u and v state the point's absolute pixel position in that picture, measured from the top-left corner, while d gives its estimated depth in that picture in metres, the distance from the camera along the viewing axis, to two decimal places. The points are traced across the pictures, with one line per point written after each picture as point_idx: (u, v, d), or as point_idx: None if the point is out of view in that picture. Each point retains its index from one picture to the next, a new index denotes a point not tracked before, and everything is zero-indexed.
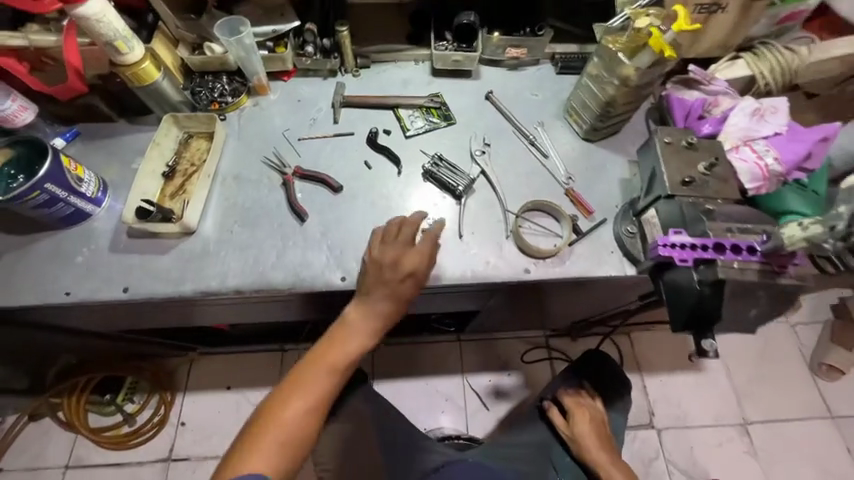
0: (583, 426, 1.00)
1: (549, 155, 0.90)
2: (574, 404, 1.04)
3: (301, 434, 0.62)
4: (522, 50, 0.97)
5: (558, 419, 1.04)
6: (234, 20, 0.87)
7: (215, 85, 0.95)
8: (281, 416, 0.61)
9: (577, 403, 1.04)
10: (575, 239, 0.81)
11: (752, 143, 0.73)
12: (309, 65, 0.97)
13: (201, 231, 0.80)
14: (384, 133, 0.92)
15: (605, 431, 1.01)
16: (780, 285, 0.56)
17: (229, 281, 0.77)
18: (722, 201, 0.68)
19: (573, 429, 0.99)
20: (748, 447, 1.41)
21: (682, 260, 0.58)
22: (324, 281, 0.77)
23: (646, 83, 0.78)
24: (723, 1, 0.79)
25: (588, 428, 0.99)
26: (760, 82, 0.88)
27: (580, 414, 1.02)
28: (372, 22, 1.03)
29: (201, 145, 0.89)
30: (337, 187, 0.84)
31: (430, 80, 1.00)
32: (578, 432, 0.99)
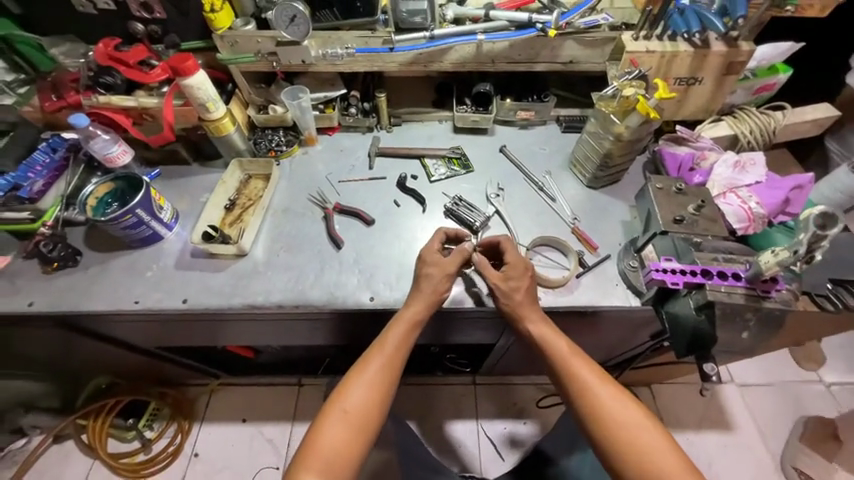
0: (519, 281, 0.80)
1: (556, 199, 1.02)
2: (516, 263, 0.81)
3: (366, 411, 0.69)
4: (530, 113, 1.14)
5: (494, 281, 0.81)
6: (295, 88, 1.09)
7: (273, 137, 1.14)
8: (343, 392, 0.70)
9: (519, 266, 0.81)
10: (582, 271, 0.89)
11: (736, 190, 0.83)
12: (351, 123, 1.17)
13: (252, 254, 0.94)
14: (412, 178, 1.08)
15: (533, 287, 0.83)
16: (766, 308, 0.63)
17: (272, 297, 0.88)
18: (712, 237, 0.76)
19: (510, 284, 0.79)
20: None
21: (674, 283, 0.66)
22: (354, 300, 0.87)
23: (637, 139, 0.91)
24: (700, 75, 0.95)
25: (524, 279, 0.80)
26: (743, 140, 1.00)
27: (521, 279, 0.80)
28: (405, 91, 1.24)
29: (258, 184, 1.06)
30: (370, 220, 0.98)
31: (452, 136, 1.17)
32: (511, 287, 0.79)
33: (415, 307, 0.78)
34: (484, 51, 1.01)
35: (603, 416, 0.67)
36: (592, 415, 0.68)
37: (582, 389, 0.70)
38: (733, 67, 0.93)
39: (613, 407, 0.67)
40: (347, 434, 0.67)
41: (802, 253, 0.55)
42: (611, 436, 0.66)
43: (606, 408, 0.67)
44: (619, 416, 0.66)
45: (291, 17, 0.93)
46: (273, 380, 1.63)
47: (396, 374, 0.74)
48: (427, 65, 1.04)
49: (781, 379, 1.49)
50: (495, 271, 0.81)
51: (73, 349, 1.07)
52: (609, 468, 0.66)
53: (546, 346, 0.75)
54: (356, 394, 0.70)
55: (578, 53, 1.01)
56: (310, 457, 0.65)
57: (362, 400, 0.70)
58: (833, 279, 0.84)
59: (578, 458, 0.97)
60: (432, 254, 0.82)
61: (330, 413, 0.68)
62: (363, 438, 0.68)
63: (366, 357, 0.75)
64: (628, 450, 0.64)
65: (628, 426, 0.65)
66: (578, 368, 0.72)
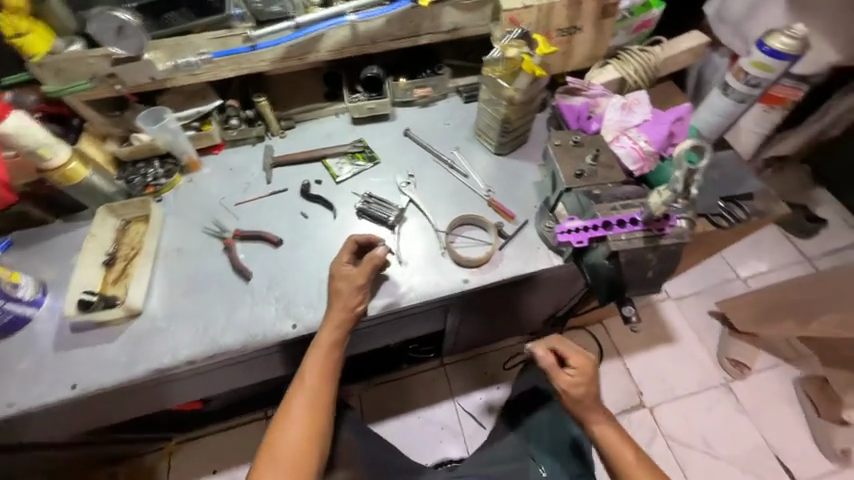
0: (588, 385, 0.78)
1: (468, 174, 1.00)
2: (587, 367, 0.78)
3: (302, 454, 0.65)
4: (427, 89, 1.09)
5: (563, 384, 0.79)
6: (157, 109, 0.95)
7: (147, 170, 0.99)
8: (272, 444, 0.65)
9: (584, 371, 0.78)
10: (504, 243, 0.89)
11: (627, 132, 0.85)
12: (237, 136, 1.04)
13: (147, 311, 0.82)
14: (316, 183, 0.99)
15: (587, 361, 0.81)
16: (664, 244, 0.65)
17: (181, 353, 0.78)
18: (613, 184, 0.77)
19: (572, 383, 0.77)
20: (739, 405, 1.42)
21: (579, 242, 0.66)
22: (276, 332, 0.80)
23: (528, 100, 0.90)
24: (578, 23, 0.95)
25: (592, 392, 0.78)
26: (630, 81, 1.02)
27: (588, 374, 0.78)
28: (291, 88, 1.13)
29: (139, 228, 0.92)
30: (278, 240, 0.89)
31: (352, 129, 1.09)
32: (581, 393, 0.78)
33: (330, 327, 0.75)
34: (361, 32, 0.92)
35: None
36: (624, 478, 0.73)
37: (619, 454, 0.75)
38: (606, 10, 0.94)
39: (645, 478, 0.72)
40: None
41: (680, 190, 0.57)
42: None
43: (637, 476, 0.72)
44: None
45: (117, 28, 0.78)
46: (235, 423, 1.52)
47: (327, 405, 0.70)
48: (303, 57, 0.94)
49: (708, 286, 1.63)
50: (567, 379, 0.77)
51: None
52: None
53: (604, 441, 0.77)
54: (287, 437, 0.66)
55: (459, 19, 0.96)
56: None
57: (295, 444, 0.65)
58: (724, 196, 0.90)
59: (540, 415, 1.05)
60: (344, 264, 0.78)
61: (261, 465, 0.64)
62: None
63: (288, 398, 0.70)
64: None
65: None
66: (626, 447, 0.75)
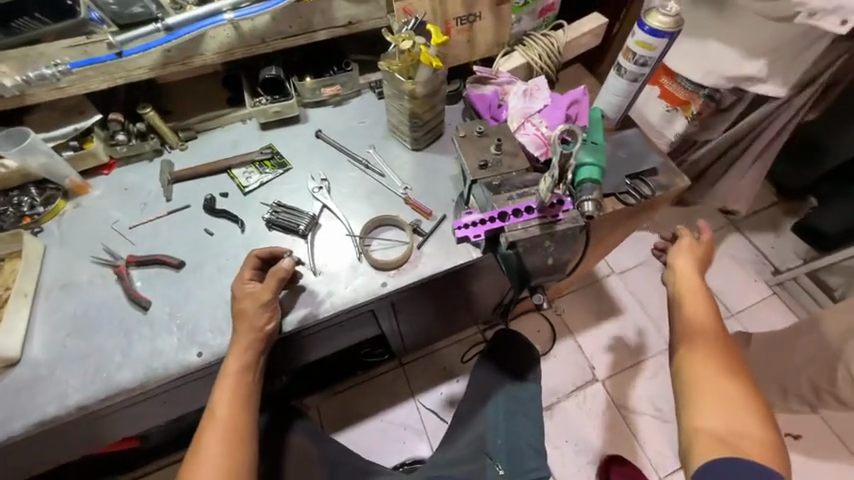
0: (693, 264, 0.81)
1: (385, 172, 0.97)
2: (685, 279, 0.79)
3: None
4: (336, 87, 1.04)
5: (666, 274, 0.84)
6: (20, 130, 0.84)
7: (22, 199, 0.89)
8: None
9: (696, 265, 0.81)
10: (422, 241, 0.87)
11: (531, 118, 0.85)
12: (128, 152, 0.95)
13: (28, 356, 0.73)
14: (222, 196, 0.93)
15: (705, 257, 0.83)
16: (561, 229, 0.65)
17: (69, 400, 0.70)
18: (517, 171, 0.77)
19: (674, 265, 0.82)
20: None
21: (477, 236, 0.65)
22: (180, 363, 0.73)
23: (432, 92, 0.88)
24: (476, 11, 0.94)
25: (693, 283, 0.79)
26: (536, 66, 1.03)
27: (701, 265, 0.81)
28: (189, 96, 1.05)
29: (15, 265, 0.82)
30: (177, 263, 0.82)
31: (261, 134, 1.03)
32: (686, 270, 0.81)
33: (237, 350, 0.70)
34: (247, 31, 0.87)
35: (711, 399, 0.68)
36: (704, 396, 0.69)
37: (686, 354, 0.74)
38: None
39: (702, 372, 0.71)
40: None
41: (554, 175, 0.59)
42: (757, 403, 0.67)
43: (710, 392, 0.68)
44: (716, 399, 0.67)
45: None
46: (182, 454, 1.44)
47: (244, 436, 0.66)
48: (186, 62, 0.87)
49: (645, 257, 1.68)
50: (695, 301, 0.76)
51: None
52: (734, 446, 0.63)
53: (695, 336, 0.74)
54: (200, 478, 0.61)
55: (354, 12, 0.92)
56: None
57: None
58: (630, 174, 0.93)
59: (492, 404, 1.07)
60: (247, 281, 0.74)
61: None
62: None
63: (199, 439, 0.65)
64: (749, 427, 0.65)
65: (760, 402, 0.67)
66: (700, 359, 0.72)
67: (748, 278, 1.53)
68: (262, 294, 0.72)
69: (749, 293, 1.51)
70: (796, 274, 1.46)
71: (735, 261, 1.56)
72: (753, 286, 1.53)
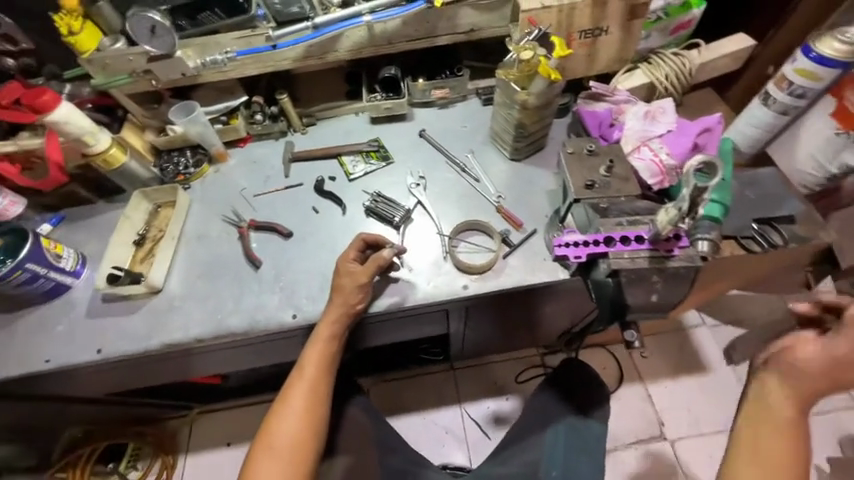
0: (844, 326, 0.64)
1: (480, 178, 0.98)
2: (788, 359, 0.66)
3: (300, 439, 0.71)
4: (445, 90, 1.08)
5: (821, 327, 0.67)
6: (188, 102, 1.01)
7: (179, 159, 1.07)
8: (271, 428, 0.72)
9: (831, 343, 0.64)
10: (508, 251, 0.86)
11: (649, 142, 0.79)
12: (261, 130, 1.10)
13: (167, 288, 0.89)
14: (330, 179, 1.02)
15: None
16: (673, 267, 0.60)
17: (192, 331, 0.83)
18: (625, 197, 0.73)
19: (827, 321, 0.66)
20: None
21: (577, 257, 0.63)
22: (278, 320, 0.83)
23: (545, 104, 0.87)
24: (604, 25, 0.90)
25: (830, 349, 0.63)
26: (660, 87, 0.96)
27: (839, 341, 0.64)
28: (315, 87, 1.17)
29: (168, 212, 1.00)
30: (287, 232, 0.93)
31: (370, 127, 1.11)
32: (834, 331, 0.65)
33: (331, 321, 0.77)
34: (379, 33, 0.94)
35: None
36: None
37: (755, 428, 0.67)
38: (635, 11, 0.89)
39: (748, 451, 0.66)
40: (286, 464, 0.69)
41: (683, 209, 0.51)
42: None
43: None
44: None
45: (151, 28, 0.85)
46: (250, 400, 1.62)
47: (322, 398, 0.75)
48: (322, 56, 0.97)
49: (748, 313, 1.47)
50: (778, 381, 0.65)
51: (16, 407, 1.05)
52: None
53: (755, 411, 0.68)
54: (284, 422, 0.72)
55: (478, 20, 0.94)
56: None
57: (291, 431, 0.71)
58: (757, 219, 0.82)
59: (553, 432, 1.02)
60: (350, 260, 0.79)
61: (260, 443, 0.71)
62: (298, 466, 0.70)
63: (288, 391, 0.75)
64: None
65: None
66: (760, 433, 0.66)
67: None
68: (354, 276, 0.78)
69: None
70: None
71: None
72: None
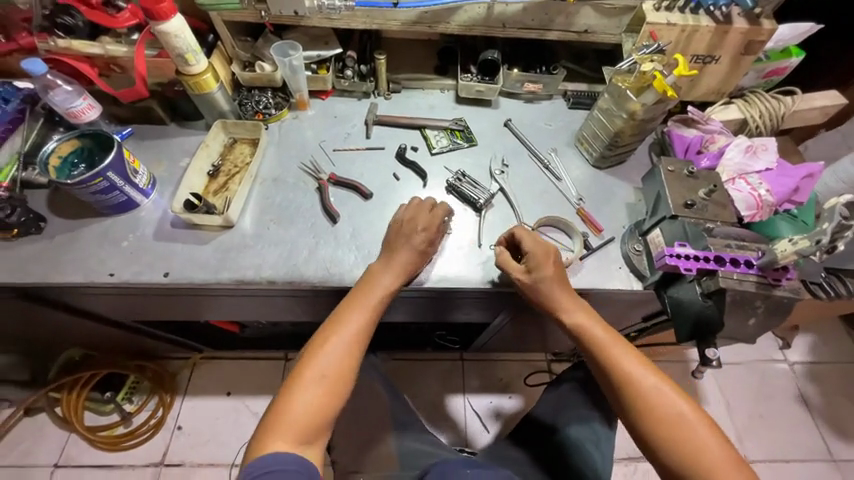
0: (547, 268, 0.76)
1: (562, 177, 0.99)
2: (546, 280, 0.75)
3: (342, 371, 0.68)
4: (537, 85, 1.08)
5: (546, 273, 0.75)
6: (286, 44, 0.99)
7: (260, 98, 1.04)
8: (316, 353, 0.68)
9: (542, 258, 0.76)
10: (586, 254, 0.87)
11: (746, 176, 0.82)
12: (346, 87, 1.08)
13: (239, 225, 0.87)
14: (412, 149, 1.01)
15: (547, 262, 0.76)
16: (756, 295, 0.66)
17: (264, 272, 0.82)
18: (721, 223, 0.75)
19: (537, 264, 0.76)
20: None
21: (686, 269, 0.69)
22: (351, 277, 0.82)
23: (651, 119, 0.88)
24: (716, 54, 0.92)
25: (551, 268, 0.76)
26: (752, 125, 0.99)
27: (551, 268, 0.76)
28: (404, 56, 1.16)
29: (244, 149, 0.97)
30: (368, 193, 0.92)
31: (454, 106, 1.10)
32: (541, 278, 0.75)
33: (389, 277, 0.75)
34: (496, 14, 0.94)
35: (645, 400, 0.66)
36: (630, 395, 0.67)
37: (630, 382, 0.68)
38: (751, 47, 0.90)
39: (650, 397, 0.66)
40: (324, 397, 0.65)
41: (824, 243, 0.59)
42: (675, 425, 0.64)
43: (646, 399, 0.66)
44: (659, 406, 0.65)
45: None
46: (257, 354, 1.56)
47: (365, 340, 0.71)
48: (432, 25, 0.97)
49: (751, 357, 1.54)
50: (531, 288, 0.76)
51: (25, 318, 0.94)
52: (646, 452, 0.67)
53: (583, 332, 0.73)
54: (330, 355, 0.68)
55: (594, 23, 0.95)
56: (280, 422, 0.63)
57: (337, 362, 0.68)
58: (827, 268, 0.85)
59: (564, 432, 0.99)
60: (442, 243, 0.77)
61: (304, 375, 0.66)
62: (339, 398, 0.66)
63: (340, 318, 0.71)
64: (688, 437, 0.63)
65: (679, 427, 0.64)
66: (616, 348, 0.71)
67: None
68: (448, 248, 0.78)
69: None
70: None
71: (852, 404, 1.47)
72: None
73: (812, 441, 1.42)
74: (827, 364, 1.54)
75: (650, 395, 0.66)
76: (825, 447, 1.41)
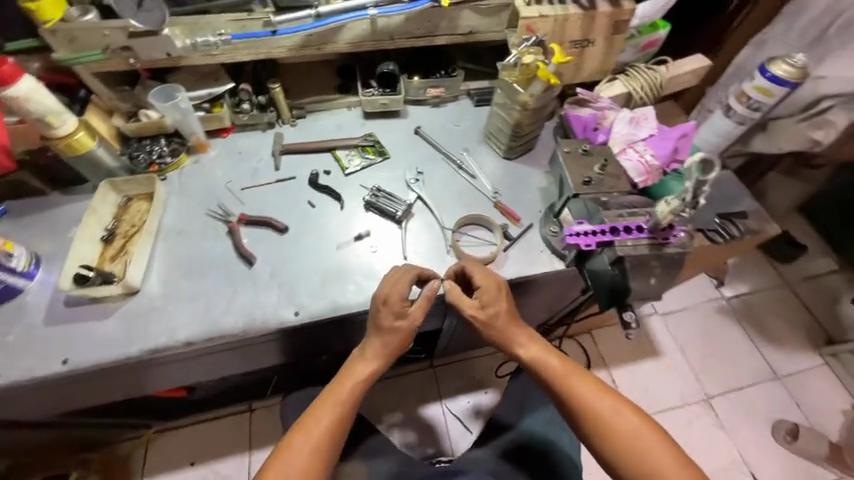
0: (498, 303, 0.77)
1: (476, 175, 1.01)
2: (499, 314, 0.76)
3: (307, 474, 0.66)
4: (440, 89, 1.10)
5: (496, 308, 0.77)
6: (169, 87, 0.93)
7: (153, 148, 0.98)
8: (284, 454, 0.66)
9: (492, 292, 0.77)
10: (508, 244, 0.90)
11: (634, 145, 0.88)
12: (247, 121, 1.03)
13: (145, 290, 0.81)
14: (325, 173, 0.99)
15: (496, 296, 0.77)
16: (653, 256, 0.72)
17: (178, 334, 0.77)
18: (618, 193, 0.80)
19: (486, 300, 0.77)
20: (717, 420, 1.45)
21: (587, 245, 0.72)
22: (277, 318, 0.80)
23: (542, 106, 0.93)
24: (591, 37, 0.98)
25: (501, 301, 0.77)
26: (637, 96, 1.07)
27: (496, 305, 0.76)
28: (304, 80, 1.14)
29: (141, 205, 0.91)
30: (283, 227, 0.89)
31: (363, 123, 1.10)
32: (492, 313, 0.76)
33: (367, 363, 0.76)
34: (380, 27, 0.93)
35: (601, 423, 0.68)
36: (587, 420, 0.69)
37: (586, 409, 0.69)
38: (619, 26, 0.97)
39: (606, 420, 0.68)
40: None
41: (687, 199, 0.66)
42: (632, 446, 0.66)
43: (602, 423, 0.68)
44: (615, 428, 0.67)
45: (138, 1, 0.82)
46: (217, 413, 1.45)
47: (338, 434, 0.70)
48: (320, 47, 0.94)
49: (695, 302, 1.65)
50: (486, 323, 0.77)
51: None
52: (608, 470, 0.69)
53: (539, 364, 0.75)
54: (298, 454, 0.67)
55: (476, 23, 0.98)
56: None
57: (300, 464, 0.66)
58: (719, 214, 0.93)
59: (530, 420, 0.99)
60: (397, 301, 0.74)
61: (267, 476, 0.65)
62: None
63: (310, 416, 0.70)
64: (644, 454, 0.65)
65: (633, 446, 0.65)
66: (570, 375, 0.72)
67: (796, 345, 1.59)
68: (402, 297, 0.76)
69: (796, 359, 1.56)
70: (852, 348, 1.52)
71: (783, 323, 1.62)
72: (803, 351, 1.57)
73: (757, 365, 1.55)
74: (759, 292, 1.68)
75: (606, 419, 0.68)
76: (769, 368, 1.55)
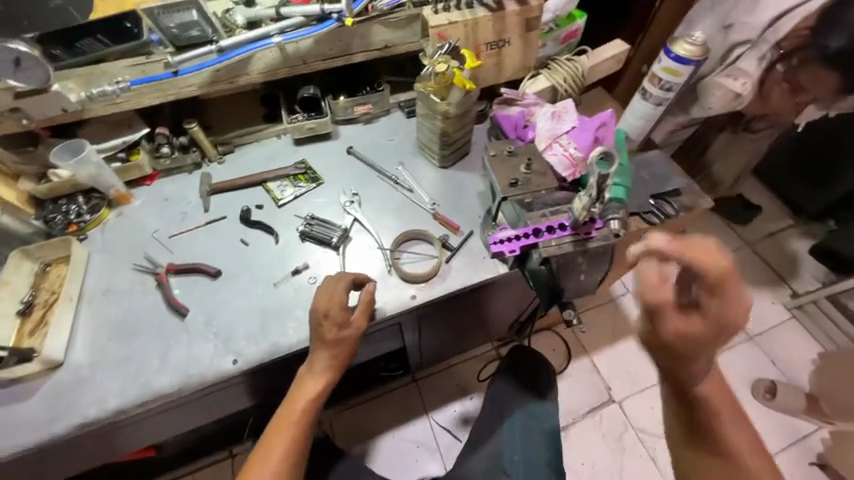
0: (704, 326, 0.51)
1: (413, 188, 1.00)
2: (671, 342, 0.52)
3: None
4: (367, 106, 1.08)
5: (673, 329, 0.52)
6: (75, 141, 0.88)
7: (69, 206, 0.93)
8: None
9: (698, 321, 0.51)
10: (450, 255, 0.89)
11: (559, 140, 0.88)
12: (170, 165, 0.99)
13: (70, 360, 0.77)
14: (257, 208, 0.96)
15: (678, 326, 0.51)
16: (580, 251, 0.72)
17: (108, 404, 0.73)
18: (546, 190, 0.80)
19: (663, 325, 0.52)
20: None
21: (511, 251, 0.75)
22: (215, 369, 0.76)
23: (465, 112, 0.92)
24: (505, 37, 0.98)
25: (686, 326, 0.51)
26: (561, 89, 1.07)
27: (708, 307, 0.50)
28: (229, 114, 1.10)
29: (61, 270, 0.86)
30: (215, 271, 0.85)
31: (295, 149, 1.06)
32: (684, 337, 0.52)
33: (317, 381, 0.74)
34: (290, 53, 0.92)
35: (726, 432, 0.58)
36: (712, 427, 0.58)
37: (719, 418, 0.57)
38: (530, 23, 0.98)
39: (729, 428, 0.58)
40: None
41: (593, 194, 0.67)
42: (749, 451, 0.58)
43: (726, 430, 0.58)
44: (736, 435, 0.58)
45: (14, 61, 0.72)
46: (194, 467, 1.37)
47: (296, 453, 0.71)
48: (232, 81, 0.92)
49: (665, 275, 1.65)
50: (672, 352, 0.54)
51: None
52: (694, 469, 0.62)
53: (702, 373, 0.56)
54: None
55: (389, 37, 0.97)
56: None
57: None
58: (653, 195, 0.94)
59: None
60: (338, 312, 0.70)
61: None
62: None
63: (267, 441, 0.71)
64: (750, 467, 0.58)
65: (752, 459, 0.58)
66: (713, 382, 0.58)
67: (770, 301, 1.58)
68: (343, 304, 0.72)
69: (772, 316, 1.55)
70: (815, 298, 1.49)
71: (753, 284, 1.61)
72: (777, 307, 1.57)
73: None
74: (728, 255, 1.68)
75: (730, 426, 0.58)
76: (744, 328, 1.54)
